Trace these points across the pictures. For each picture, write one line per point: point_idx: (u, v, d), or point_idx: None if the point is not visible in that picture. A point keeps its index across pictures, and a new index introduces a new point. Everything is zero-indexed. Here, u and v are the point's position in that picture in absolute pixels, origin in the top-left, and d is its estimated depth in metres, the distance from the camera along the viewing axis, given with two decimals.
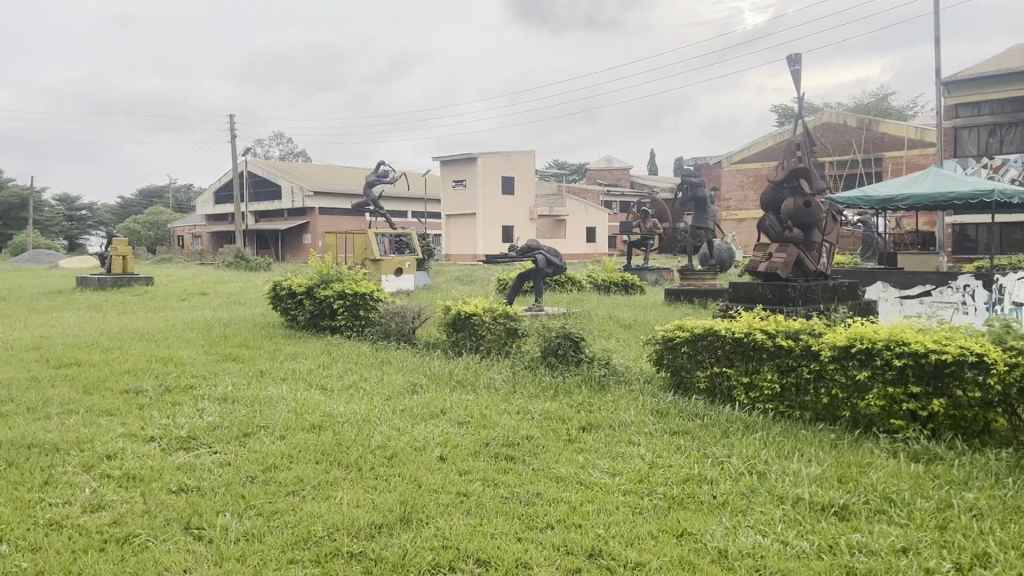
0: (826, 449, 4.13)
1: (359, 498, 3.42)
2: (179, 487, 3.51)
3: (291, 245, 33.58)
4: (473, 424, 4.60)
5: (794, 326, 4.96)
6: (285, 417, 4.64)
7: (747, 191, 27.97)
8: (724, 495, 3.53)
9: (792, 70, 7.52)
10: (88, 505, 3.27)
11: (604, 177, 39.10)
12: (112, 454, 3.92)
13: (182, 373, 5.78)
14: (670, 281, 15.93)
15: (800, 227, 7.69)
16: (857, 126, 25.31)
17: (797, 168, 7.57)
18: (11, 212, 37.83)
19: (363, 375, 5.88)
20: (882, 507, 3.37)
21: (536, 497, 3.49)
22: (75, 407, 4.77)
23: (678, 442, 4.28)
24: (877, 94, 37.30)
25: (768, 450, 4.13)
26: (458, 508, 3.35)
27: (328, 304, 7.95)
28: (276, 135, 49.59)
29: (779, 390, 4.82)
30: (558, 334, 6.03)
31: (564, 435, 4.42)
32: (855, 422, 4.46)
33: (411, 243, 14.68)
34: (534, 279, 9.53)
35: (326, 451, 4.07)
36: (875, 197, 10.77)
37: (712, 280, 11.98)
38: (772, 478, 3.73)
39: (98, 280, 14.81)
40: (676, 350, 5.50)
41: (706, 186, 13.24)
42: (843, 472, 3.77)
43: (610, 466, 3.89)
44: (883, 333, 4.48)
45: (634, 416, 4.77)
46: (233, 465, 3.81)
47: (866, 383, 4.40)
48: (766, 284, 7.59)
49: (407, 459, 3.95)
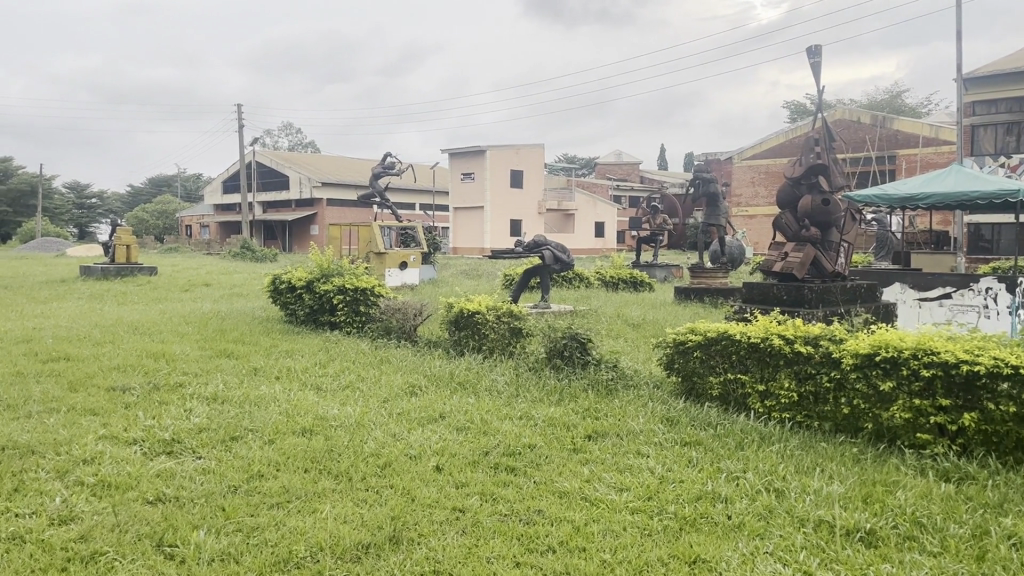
0: (849, 465, 3.87)
1: (347, 513, 3.19)
2: (156, 497, 3.29)
3: (299, 237, 33.44)
4: (472, 430, 4.37)
5: (813, 331, 4.70)
6: (275, 420, 4.42)
7: (758, 186, 27.57)
8: (739, 516, 3.27)
9: (811, 62, 7.20)
10: (55, 517, 3.05)
11: (612, 171, 38.65)
12: (89, 458, 3.70)
13: (173, 370, 5.56)
14: (679, 278, 15.55)
15: (817, 225, 7.40)
16: (870, 123, 24.82)
17: (815, 165, 7.29)
18: (21, 199, 37.73)
19: (359, 374, 5.65)
20: (913, 533, 3.11)
21: (536, 515, 3.25)
22: (57, 406, 4.55)
23: (690, 455, 4.03)
24: (891, 91, 36.57)
25: (786, 465, 3.87)
26: (452, 526, 3.12)
27: (328, 299, 7.74)
28: (285, 125, 49.30)
29: (796, 399, 4.56)
30: (564, 335, 5.77)
31: (568, 445, 4.17)
32: (877, 435, 4.20)
33: (418, 237, 13.81)
34: (540, 275, 9.27)
35: (316, 458, 3.84)
36: (894, 195, 10.41)
37: (724, 278, 11.62)
38: (791, 497, 3.48)
39: (101, 269, 14.64)
40: (688, 353, 5.23)
41: (720, 181, 12.92)
42: (868, 492, 3.52)
43: (617, 481, 3.64)
44: (910, 340, 4.20)
45: (644, 425, 4.52)
46: (215, 473, 3.58)
47: (890, 393, 4.13)
48: (781, 284, 7.27)
49: (401, 469, 3.71)
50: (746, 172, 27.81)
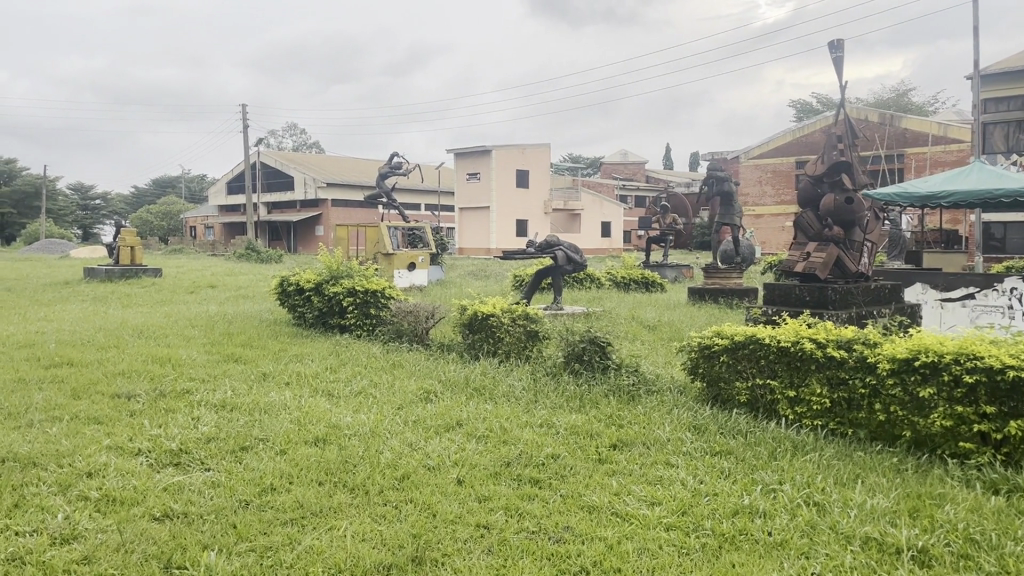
0: (891, 476, 3.67)
1: (365, 529, 3.02)
2: (163, 512, 3.12)
3: (304, 238, 33.41)
4: (492, 439, 4.18)
5: (846, 335, 4.50)
6: (286, 429, 4.24)
7: (765, 185, 27.32)
8: (781, 533, 3.08)
9: (834, 57, 6.99)
10: (57, 535, 2.87)
11: (619, 171, 38.45)
12: (93, 470, 3.53)
13: (180, 376, 5.41)
14: (690, 279, 15.32)
15: (840, 224, 7.20)
16: (878, 121, 24.41)
17: (838, 162, 7.12)
18: (26, 200, 37.67)
19: (373, 380, 5.47)
20: (967, 551, 2.91)
21: (565, 532, 3.07)
22: (60, 415, 4.39)
23: (722, 466, 3.83)
24: (898, 90, 36.33)
25: (824, 476, 3.68)
26: (478, 545, 2.94)
27: (338, 301, 7.56)
28: (288, 126, 49.09)
29: (828, 405, 4.37)
30: (583, 339, 5.58)
31: (593, 455, 3.98)
32: (917, 444, 3.99)
33: (426, 237, 13.63)
34: (552, 276, 9.05)
35: (330, 470, 3.66)
36: (914, 193, 10.12)
37: (739, 278, 11.39)
38: (833, 511, 3.27)
39: (105, 270, 14.47)
40: (713, 357, 5.03)
41: (734, 180, 12.70)
42: (914, 506, 3.32)
43: (647, 493, 3.45)
44: (951, 344, 3.96)
45: (671, 433, 4.32)
46: (224, 486, 3.41)
47: (930, 401, 3.91)
48: (803, 285, 7.01)
49: (419, 482, 3.52)
50: (753, 172, 27.61)
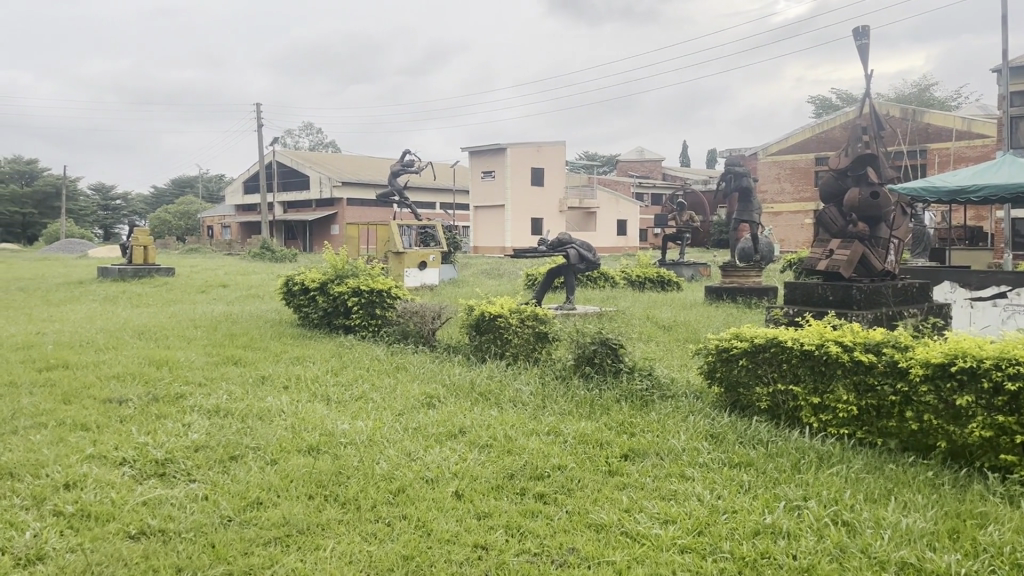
0: (926, 493, 3.38)
1: (351, 550, 2.80)
2: (139, 530, 2.91)
3: (319, 237, 33.36)
4: (496, 449, 3.94)
5: (874, 338, 4.20)
6: (279, 437, 4.01)
7: (784, 182, 26.82)
8: (807, 556, 2.80)
9: (859, 45, 6.66)
10: (22, 556, 2.67)
11: (635, 169, 38.02)
12: (71, 482, 3.34)
13: (175, 379, 5.22)
14: (708, 278, 14.95)
15: (864, 220, 6.89)
16: (900, 116, 23.52)
17: (864, 154, 6.81)
18: (47, 200, 38.03)
19: (374, 383, 5.26)
20: None
21: (570, 555, 2.82)
22: (47, 421, 4.21)
23: (741, 479, 3.56)
24: (919, 85, 35.68)
25: (853, 492, 3.39)
26: (473, 568, 2.70)
27: (343, 302, 7.37)
28: (305, 125, 49.20)
29: (856, 413, 4.07)
30: (594, 341, 5.31)
31: (602, 466, 3.73)
32: (953, 455, 3.67)
33: (438, 236, 13.36)
34: (565, 275, 8.75)
35: (322, 483, 3.44)
36: (943, 188, 9.63)
37: (757, 277, 11.00)
38: (864, 532, 2.99)
39: (119, 270, 14.44)
40: (732, 361, 4.74)
41: (753, 175, 12.33)
42: (953, 526, 3.02)
43: (661, 510, 3.19)
44: (991, 348, 3.64)
45: (686, 442, 4.05)
46: (209, 500, 3.20)
47: (966, 409, 3.61)
48: (826, 284, 6.67)
49: (414, 497, 3.29)
50: (771, 168, 27.13)
